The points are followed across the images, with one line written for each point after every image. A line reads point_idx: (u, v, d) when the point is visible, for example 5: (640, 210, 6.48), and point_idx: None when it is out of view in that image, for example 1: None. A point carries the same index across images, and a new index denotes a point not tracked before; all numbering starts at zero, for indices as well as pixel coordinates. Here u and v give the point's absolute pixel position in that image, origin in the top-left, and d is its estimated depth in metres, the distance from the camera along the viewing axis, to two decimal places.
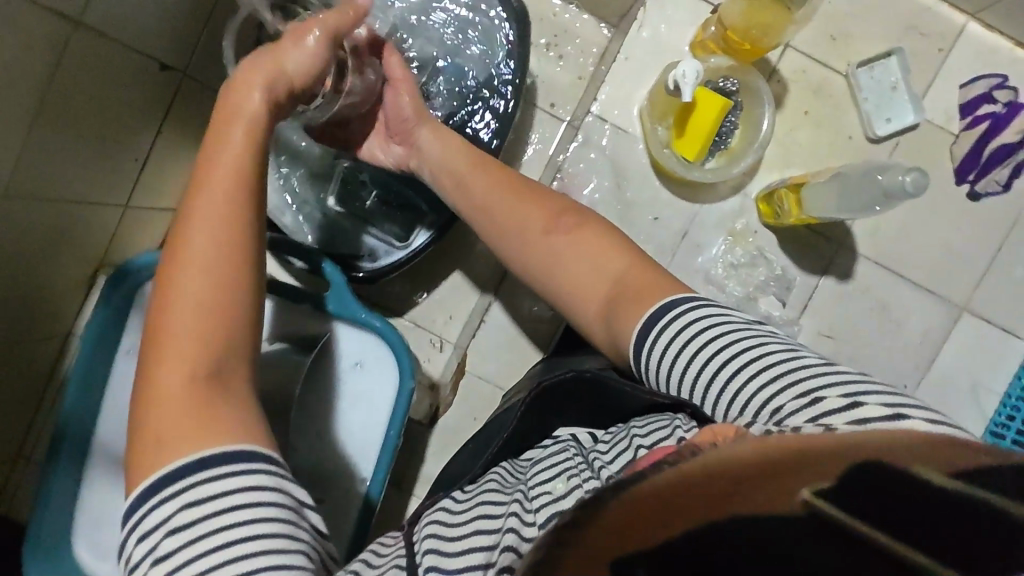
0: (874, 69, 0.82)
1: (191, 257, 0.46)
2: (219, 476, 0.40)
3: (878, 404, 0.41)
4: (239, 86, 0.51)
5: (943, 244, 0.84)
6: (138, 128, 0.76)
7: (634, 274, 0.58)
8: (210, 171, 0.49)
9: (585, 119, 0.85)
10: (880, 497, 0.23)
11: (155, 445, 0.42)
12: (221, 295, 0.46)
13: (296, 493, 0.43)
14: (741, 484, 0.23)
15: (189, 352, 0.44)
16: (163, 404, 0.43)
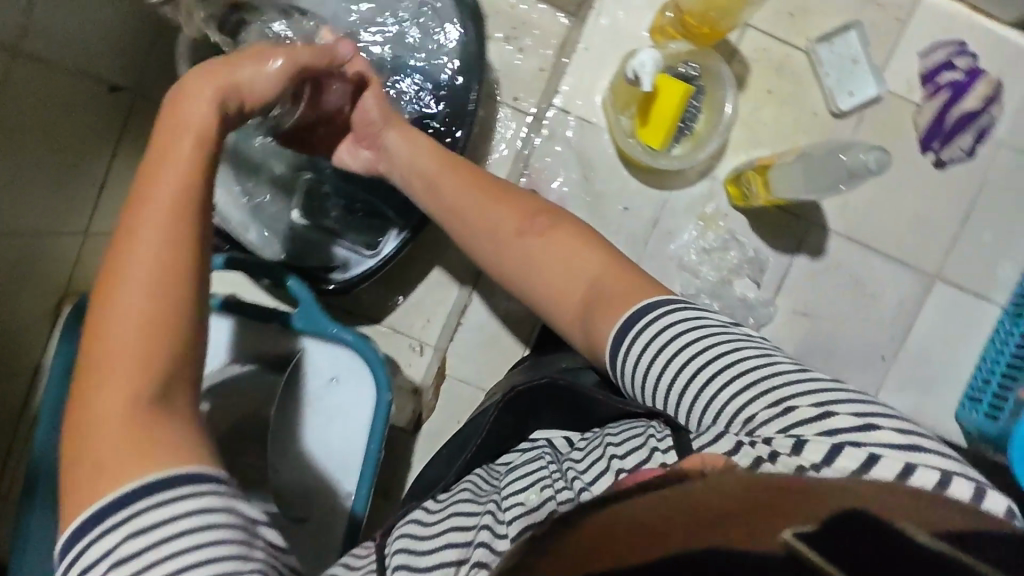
0: (834, 44, 0.81)
1: (131, 267, 0.43)
2: (163, 501, 0.38)
3: (849, 413, 0.43)
4: (188, 92, 0.49)
5: (912, 215, 0.84)
6: (93, 153, 0.74)
7: (611, 273, 0.57)
8: (154, 177, 0.45)
9: (548, 113, 0.84)
10: (867, 541, 0.26)
11: (91, 473, 0.39)
12: (165, 310, 0.42)
13: (248, 511, 0.41)
14: (719, 518, 0.28)
15: (130, 374, 0.41)
16: (102, 430, 0.40)
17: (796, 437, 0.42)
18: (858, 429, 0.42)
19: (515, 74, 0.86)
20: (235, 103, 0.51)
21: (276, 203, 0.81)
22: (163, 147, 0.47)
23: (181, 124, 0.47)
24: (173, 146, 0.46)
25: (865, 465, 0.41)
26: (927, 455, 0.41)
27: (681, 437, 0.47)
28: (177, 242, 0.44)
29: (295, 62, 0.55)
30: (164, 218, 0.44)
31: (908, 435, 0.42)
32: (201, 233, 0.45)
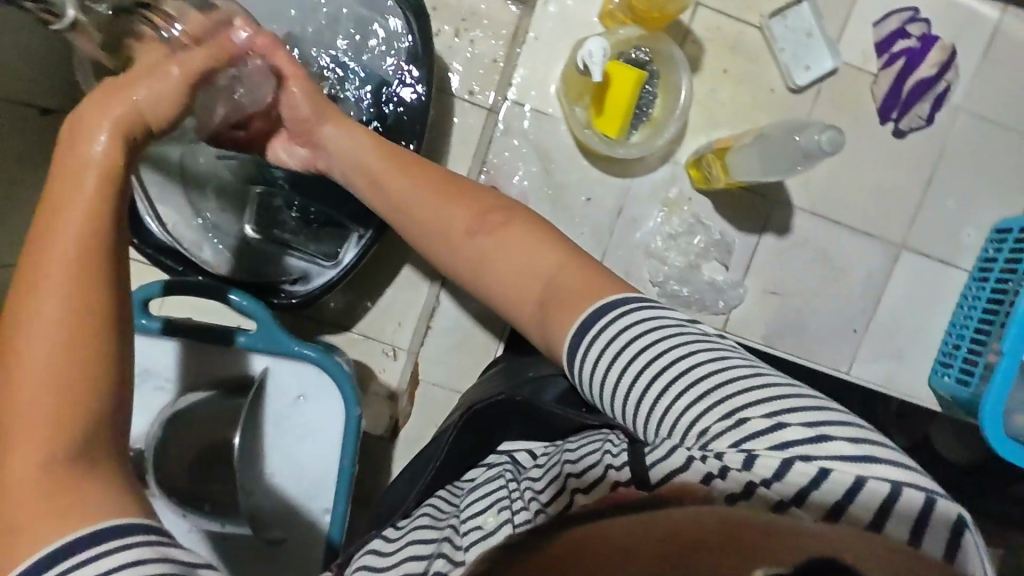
0: (787, 18, 0.80)
1: (37, 322, 0.41)
2: (91, 558, 0.37)
3: (801, 424, 0.41)
4: (82, 125, 0.46)
5: (875, 186, 0.84)
6: (31, 182, 0.72)
7: (564, 270, 0.56)
8: (56, 223, 0.43)
9: (504, 106, 0.82)
10: None
11: (14, 537, 0.38)
12: (79, 367, 0.41)
13: (182, 556, 0.39)
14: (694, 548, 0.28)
15: (46, 435, 0.39)
16: (20, 492, 0.39)
17: (747, 452, 0.41)
18: (812, 440, 0.41)
19: (469, 66, 0.84)
20: (139, 131, 0.48)
21: (229, 216, 0.79)
22: (60, 184, 0.45)
23: (78, 159, 0.45)
24: (69, 182, 0.44)
25: (815, 480, 0.40)
26: (882, 468, 0.40)
27: (635, 452, 0.46)
28: (86, 290, 0.42)
29: (193, 71, 0.51)
30: (70, 261, 0.42)
31: (864, 445, 0.41)
32: (114, 274, 0.44)
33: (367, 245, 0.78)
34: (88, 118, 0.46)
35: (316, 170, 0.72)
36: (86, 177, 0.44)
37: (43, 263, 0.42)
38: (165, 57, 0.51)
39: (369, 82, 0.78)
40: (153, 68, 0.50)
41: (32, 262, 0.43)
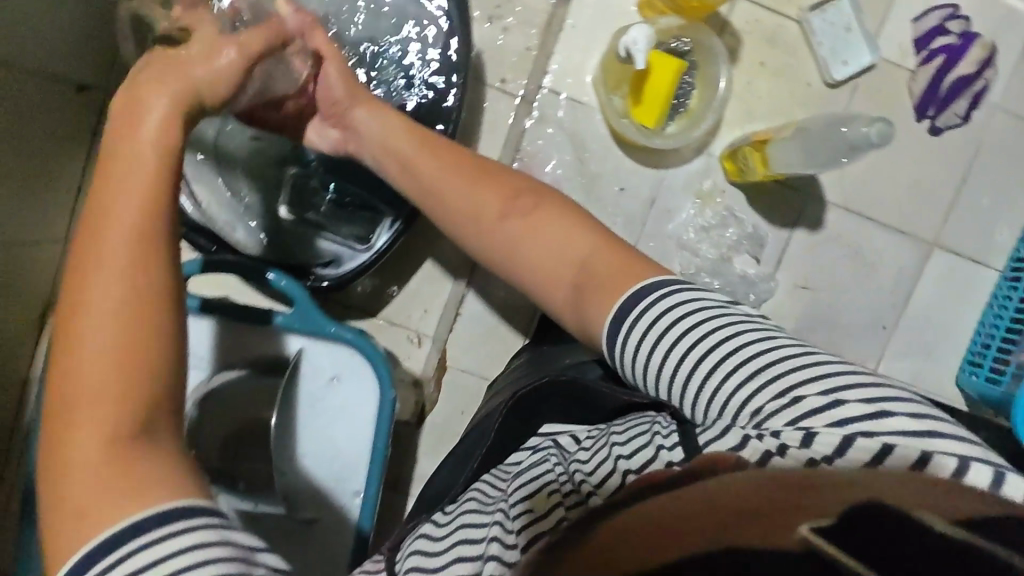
0: (827, 12, 0.79)
1: (95, 303, 0.40)
2: (157, 539, 0.36)
3: (858, 401, 0.42)
4: (138, 100, 0.45)
5: (909, 183, 0.83)
6: (65, 157, 0.73)
7: (600, 254, 0.56)
8: (112, 203, 0.42)
9: (540, 93, 0.82)
10: (881, 535, 0.26)
11: (76, 515, 0.37)
12: (139, 346, 0.40)
13: (244, 539, 0.39)
14: (734, 516, 0.28)
15: (106, 412, 0.39)
16: (80, 470, 0.38)
17: (804, 430, 0.41)
18: (870, 416, 0.42)
19: (500, 55, 0.82)
20: (192, 107, 0.47)
21: (258, 199, 0.78)
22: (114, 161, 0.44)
23: (133, 138, 0.44)
24: (124, 160, 0.43)
25: (880, 455, 0.40)
26: (946, 443, 0.41)
27: (687, 432, 0.47)
28: (143, 272, 0.41)
29: (249, 53, 0.51)
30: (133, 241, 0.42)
31: (925, 421, 0.42)
32: (169, 253, 0.43)
33: (401, 229, 0.79)
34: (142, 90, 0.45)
35: (346, 153, 0.72)
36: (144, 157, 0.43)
37: (102, 240, 0.41)
38: (216, 39, 0.50)
39: (406, 66, 0.78)
40: (206, 47, 0.49)
41: (85, 241, 0.42)
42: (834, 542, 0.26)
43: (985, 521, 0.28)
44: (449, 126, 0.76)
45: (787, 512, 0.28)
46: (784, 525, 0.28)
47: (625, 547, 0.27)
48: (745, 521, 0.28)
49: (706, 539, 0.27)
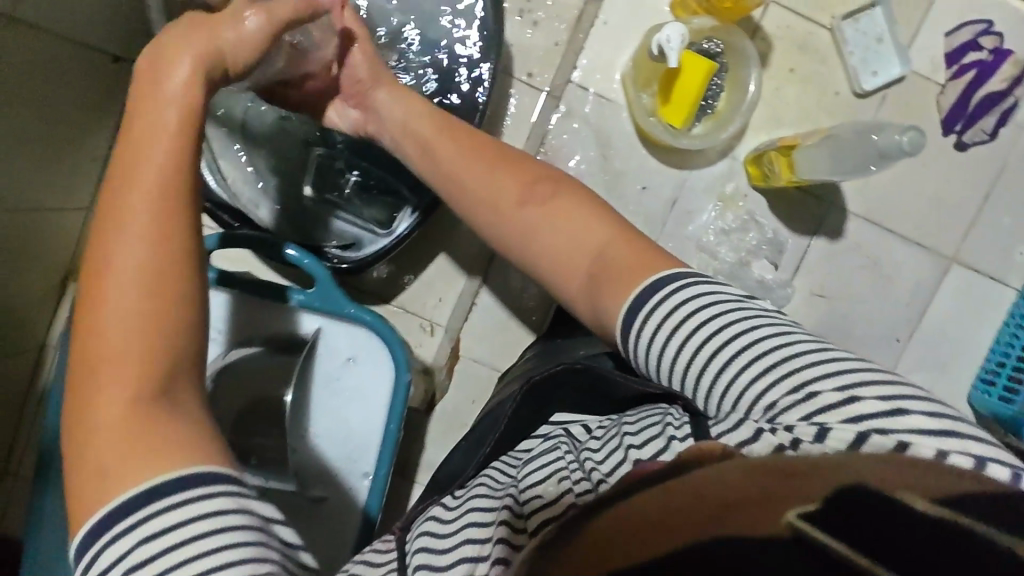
0: (859, 21, 0.80)
1: (117, 263, 0.41)
2: (176, 503, 0.36)
3: (875, 398, 0.42)
4: (162, 62, 0.45)
5: (932, 197, 0.83)
6: (92, 125, 0.72)
7: (617, 245, 0.56)
8: (135, 164, 0.43)
9: (567, 88, 0.82)
10: (874, 522, 0.26)
11: (96, 477, 0.38)
12: (158, 306, 0.40)
13: (260, 510, 0.40)
14: (728, 507, 0.28)
15: (126, 373, 0.39)
16: (101, 430, 0.38)
17: (818, 425, 0.41)
18: (885, 413, 0.41)
19: (527, 50, 0.82)
20: (217, 70, 0.47)
21: (280, 177, 0.79)
22: (137, 126, 0.44)
23: (157, 103, 0.44)
24: (147, 125, 0.44)
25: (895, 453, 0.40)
26: (966, 442, 0.41)
27: (699, 424, 0.47)
28: (163, 234, 0.42)
29: (278, 22, 0.50)
30: (156, 206, 0.42)
31: (942, 420, 0.41)
32: (191, 216, 0.43)
33: (420, 218, 0.78)
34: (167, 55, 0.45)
35: (366, 134, 0.72)
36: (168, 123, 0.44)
37: (123, 203, 0.42)
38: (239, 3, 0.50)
39: (437, 53, 0.78)
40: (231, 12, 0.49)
41: (107, 200, 0.42)
42: (823, 530, 0.27)
43: (971, 497, 0.29)
44: (476, 115, 0.76)
45: (774, 502, 0.28)
46: (773, 512, 0.28)
47: (623, 541, 0.28)
48: (743, 515, 0.28)
49: (703, 530, 0.28)
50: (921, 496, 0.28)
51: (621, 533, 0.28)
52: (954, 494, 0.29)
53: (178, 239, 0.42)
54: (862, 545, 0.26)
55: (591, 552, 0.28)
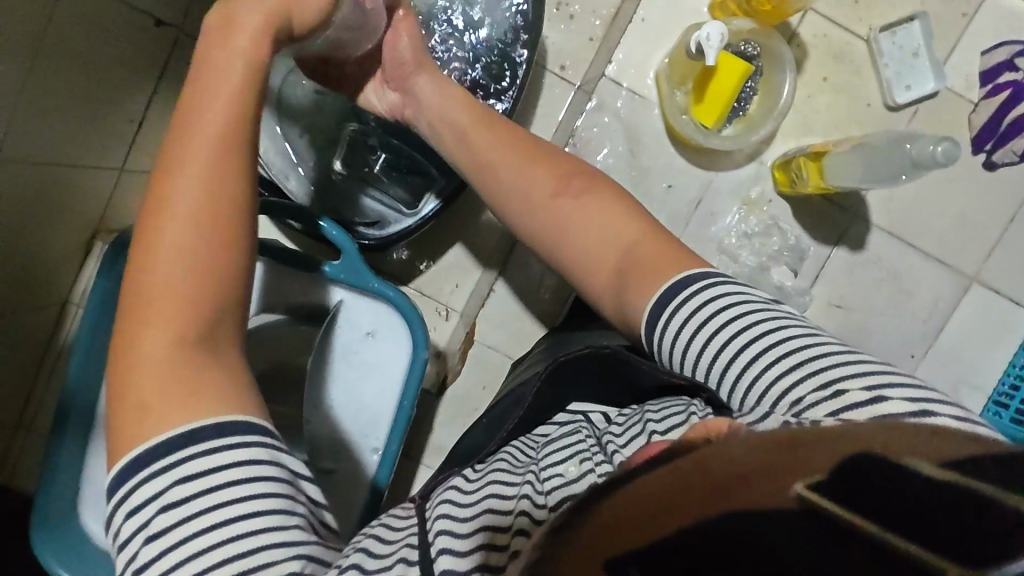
0: (896, 34, 0.81)
1: (177, 207, 0.45)
2: (217, 448, 0.40)
3: (902, 399, 0.43)
4: (230, 23, 0.49)
5: (957, 214, 0.83)
6: (132, 87, 0.70)
7: (648, 243, 0.56)
8: (200, 117, 0.47)
9: (599, 82, 0.82)
10: (879, 489, 0.25)
11: (140, 413, 0.42)
12: (209, 251, 0.45)
13: (291, 465, 0.44)
14: (735, 482, 0.26)
15: (176, 309, 0.44)
16: (148, 360, 0.43)
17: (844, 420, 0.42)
18: (913, 414, 0.42)
19: (562, 39, 0.83)
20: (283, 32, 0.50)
21: (312, 151, 0.79)
22: (199, 96, 0.48)
23: (218, 76, 0.48)
24: (209, 97, 0.47)
25: None
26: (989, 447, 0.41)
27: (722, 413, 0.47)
28: (220, 186, 0.46)
29: None
30: (212, 173, 0.46)
31: (966, 423, 0.43)
32: (246, 171, 0.48)
33: (446, 200, 0.79)
34: (230, 31, 0.49)
35: (403, 118, 0.72)
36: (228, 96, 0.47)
37: (187, 153, 0.46)
38: None
39: (474, 41, 0.77)
40: None
41: (170, 147, 0.47)
42: (823, 496, 0.25)
43: (978, 462, 0.27)
44: (510, 101, 0.77)
45: (779, 474, 0.26)
46: (775, 484, 0.26)
47: (632, 521, 0.25)
48: (748, 488, 0.26)
49: (710, 507, 0.25)
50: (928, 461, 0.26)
51: (629, 512, 0.26)
52: (948, 457, 0.27)
53: (230, 206, 0.46)
54: (864, 509, 0.24)
55: (600, 535, 0.25)
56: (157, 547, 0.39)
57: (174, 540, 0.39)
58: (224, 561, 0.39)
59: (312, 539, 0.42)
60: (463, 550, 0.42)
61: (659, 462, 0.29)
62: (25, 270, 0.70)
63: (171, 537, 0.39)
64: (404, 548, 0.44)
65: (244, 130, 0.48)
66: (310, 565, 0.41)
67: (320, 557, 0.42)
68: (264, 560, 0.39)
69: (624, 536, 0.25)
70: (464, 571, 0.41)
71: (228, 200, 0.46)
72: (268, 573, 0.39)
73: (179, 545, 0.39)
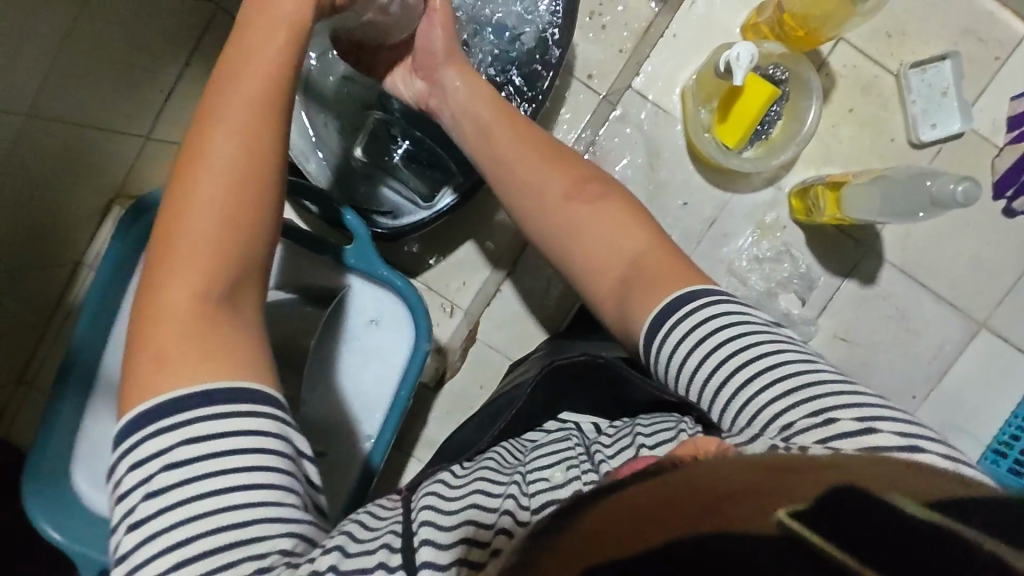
0: (926, 72, 0.81)
1: (210, 169, 0.47)
2: (226, 413, 0.41)
3: (892, 433, 0.43)
4: None
5: (972, 259, 0.83)
6: (166, 58, 0.70)
7: (656, 254, 0.57)
8: (240, 83, 0.48)
9: (625, 94, 0.83)
10: (854, 519, 0.23)
11: (154, 365, 0.43)
12: (238, 215, 0.47)
13: (295, 441, 0.44)
14: (726, 501, 0.25)
15: (202, 269, 0.45)
16: (169, 317, 0.44)
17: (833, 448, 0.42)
18: (900, 448, 0.42)
19: (590, 47, 0.83)
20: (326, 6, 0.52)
21: (335, 135, 0.80)
22: (240, 57, 0.49)
23: (261, 43, 0.49)
24: (250, 58, 0.49)
25: None
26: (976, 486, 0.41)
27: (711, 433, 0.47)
28: (252, 151, 0.48)
29: None
30: (248, 130, 0.48)
31: (955, 461, 0.43)
32: (281, 140, 0.50)
33: (461, 198, 0.78)
34: None
35: (426, 108, 0.71)
36: (268, 59, 0.49)
37: (224, 116, 0.48)
38: None
39: (504, 40, 0.77)
40: None
41: (208, 109, 0.48)
42: (822, 534, 0.23)
43: (973, 503, 0.26)
44: (533, 104, 0.76)
45: (763, 495, 0.26)
46: (761, 508, 0.25)
47: (616, 530, 0.25)
48: (737, 507, 0.25)
49: (698, 522, 0.25)
50: (916, 502, 0.25)
51: (615, 522, 0.26)
52: (940, 496, 0.27)
53: (262, 164, 0.48)
54: (844, 538, 0.23)
55: (586, 544, 0.26)
56: (156, 505, 0.40)
57: (172, 500, 0.39)
58: (220, 528, 0.39)
59: (305, 518, 0.42)
60: (445, 542, 0.42)
61: (653, 474, 0.29)
62: (42, 227, 0.70)
63: (171, 496, 0.39)
64: (388, 534, 0.44)
65: (281, 93, 0.50)
66: (301, 544, 0.41)
67: (313, 536, 0.43)
68: (258, 533, 0.39)
69: (608, 543, 0.25)
70: (444, 564, 0.41)
71: (261, 159, 0.48)
72: (259, 547, 0.39)
73: (178, 507, 0.39)
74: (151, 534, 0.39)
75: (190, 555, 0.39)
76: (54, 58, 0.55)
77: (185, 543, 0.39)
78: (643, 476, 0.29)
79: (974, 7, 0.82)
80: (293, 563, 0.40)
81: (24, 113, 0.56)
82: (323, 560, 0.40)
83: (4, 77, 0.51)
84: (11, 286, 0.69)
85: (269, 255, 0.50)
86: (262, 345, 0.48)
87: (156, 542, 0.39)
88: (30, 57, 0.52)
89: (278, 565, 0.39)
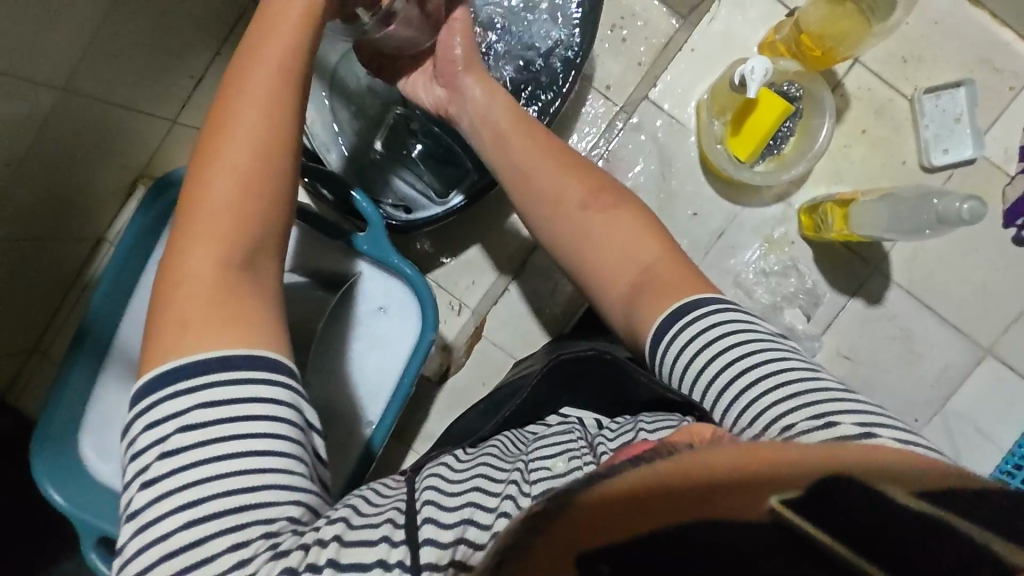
0: (940, 97, 0.82)
1: (230, 143, 0.49)
2: (243, 379, 0.42)
3: (892, 439, 0.43)
4: None
5: (979, 285, 0.83)
6: (196, 44, 0.72)
7: (664, 266, 0.58)
8: (260, 60, 0.51)
9: (641, 104, 0.85)
10: (836, 505, 0.24)
11: (179, 329, 0.44)
12: (257, 185, 0.49)
13: (307, 415, 0.46)
14: (716, 493, 0.24)
15: (222, 238, 0.47)
16: (191, 281, 0.46)
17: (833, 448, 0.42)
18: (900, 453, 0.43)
19: (608, 56, 0.86)
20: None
21: (355, 128, 0.82)
22: (260, 36, 0.51)
23: (281, 23, 0.51)
24: (270, 36, 0.51)
25: None
26: None
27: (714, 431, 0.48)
28: (271, 124, 0.50)
29: None
30: (269, 106, 0.50)
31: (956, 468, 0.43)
32: (298, 113, 0.52)
33: (472, 196, 0.78)
34: None
35: (444, 115, 0.72)
36: (285, 39, 0.51)
37: (244, 94, 0.50)
38: None
39: (526, 46, 0.80)
40: None
41: (231, 87, 0.51)
42: (804, 515, 0.24)
43: (964, 495, 0.27)
44: (558, 94, 0.78)
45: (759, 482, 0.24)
46: (754, 494, 0.24)
47: (610, 519, 0.24)
48: (729, 494, 0.24)
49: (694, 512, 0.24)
50: (906, 490, 0.26)
51: (609, 508, 0.25)
52: (935, 489, 0.27)
53: (281, 139, 0.50)
54: (826, 525, 0.24)
55: (583, 529, 0.25)
56: (169, 465, 0.41)
57: (183, 462, 0.41)
58: (230, 491, 0.40)
59: (312, 489, 0.44)
60: (447, 522, 0.42)
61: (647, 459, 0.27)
62: (68, 200, 0.73)
63: (184, 457, 0.41)
64: (392, 510, 0.44)
65: (299, 67, 0.52)
66: (307, 514, 0.43)
67: (316, 507, 0.44)
68: (268, 498, 0.41)
69: (600, 534, 0.24)
70: (446, 542, 0.41)
71: (281, 131, 0.50)
72: (271, 511, 0.41)
73: (189, 469, 0.40)
74: (162, 494, 0.40)
75: (201, 516, 0.40)
76: (95, 35, 0.58)
77: (194, 505, 0.40)
78: (639, 462, 0.27)
79: (990, 35, 0.83)
80: (299, 530, 0.41)
81: (60, 87, 0.59)
82: (328, 529, 0.41)
83: (41, 50, 0.53)
84: (32, 255, 0.72)
85: (287, 225, 0.52)
86: (281, 322, 0.49)
87: (166, 502, 0.40)
88: (69, 32, 0.55)
89: (285, 531, 0.41)
